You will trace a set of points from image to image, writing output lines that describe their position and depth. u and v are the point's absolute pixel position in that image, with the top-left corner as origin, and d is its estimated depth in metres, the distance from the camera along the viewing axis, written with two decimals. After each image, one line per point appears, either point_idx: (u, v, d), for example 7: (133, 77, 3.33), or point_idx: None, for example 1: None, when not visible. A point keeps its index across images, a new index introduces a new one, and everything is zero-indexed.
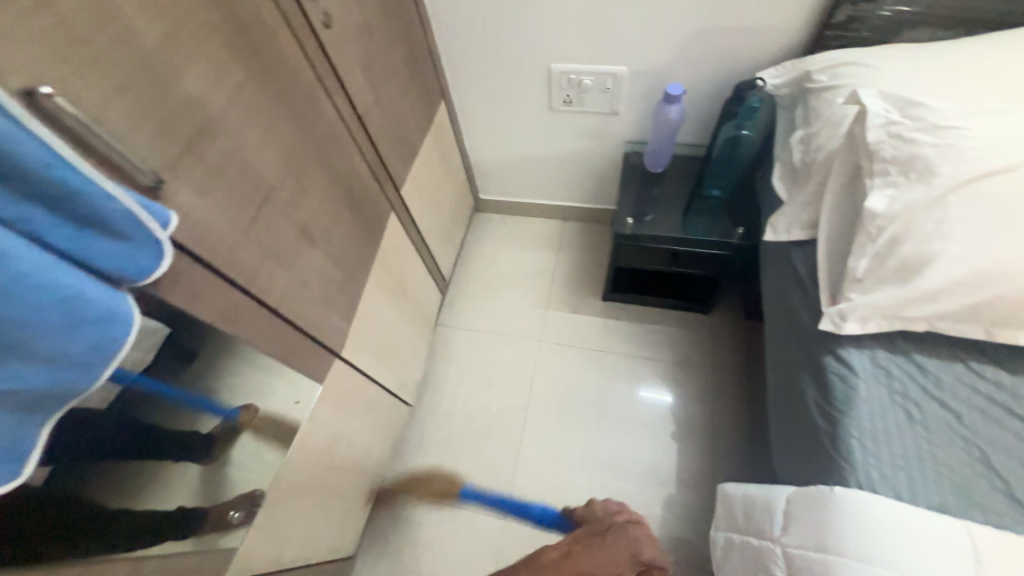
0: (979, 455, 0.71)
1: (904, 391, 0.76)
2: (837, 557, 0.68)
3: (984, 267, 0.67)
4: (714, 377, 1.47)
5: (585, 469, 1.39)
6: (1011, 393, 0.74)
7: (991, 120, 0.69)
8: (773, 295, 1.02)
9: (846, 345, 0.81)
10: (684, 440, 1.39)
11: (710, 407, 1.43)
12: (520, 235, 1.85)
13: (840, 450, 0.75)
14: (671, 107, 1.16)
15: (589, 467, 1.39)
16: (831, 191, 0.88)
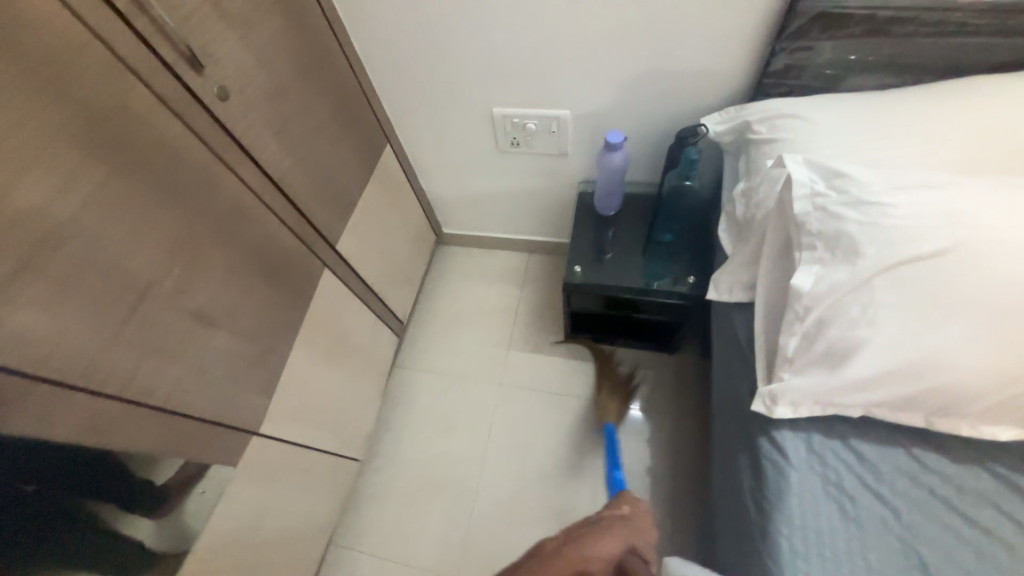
0: (917, 562, 0.64)
1: (839, 483, 0.70)
2: None
3: (912, 359, 0.61)
4: (678, 424, 1.40)
5: (541, 524, 1.34)
6: (955, 486, 0.67)
7: (920, 196, 0.63)
8: (719, 360, 0.95)
9: (781, 428, 0.75)
10: (646, 493, 1.32)
11: (674, 458, 1.36)
12: (485, 270, 1.79)
13: (768, 548, 0.70)
14: (613, 155, 1.12)
15: (545, 522, 1.34)
16: (767, 258, 0.82)
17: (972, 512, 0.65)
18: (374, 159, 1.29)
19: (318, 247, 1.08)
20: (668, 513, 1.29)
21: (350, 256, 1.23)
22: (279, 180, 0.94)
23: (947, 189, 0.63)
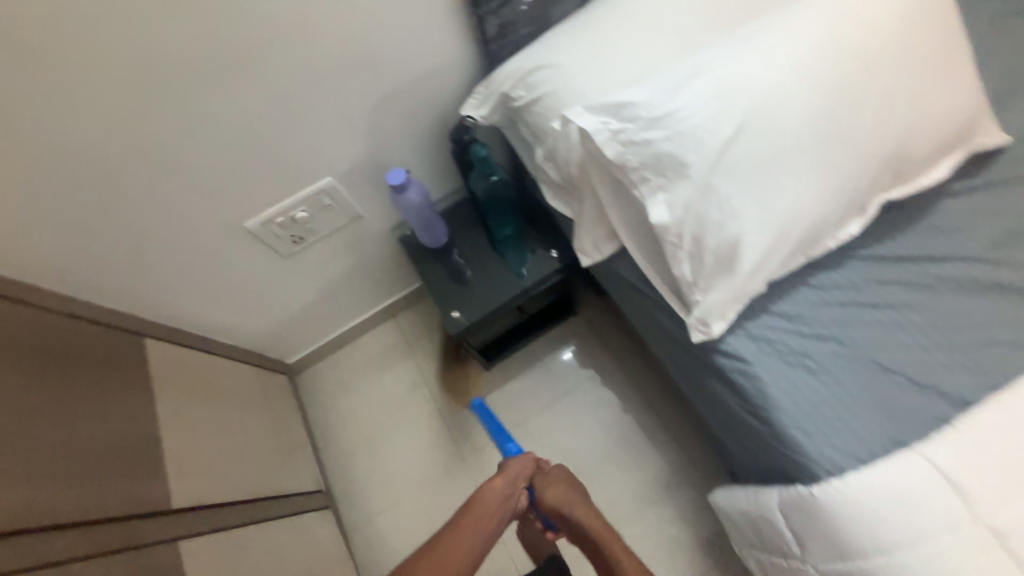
0: (874, 365, 0.71)
1: (791, 348, 0.73)
2: (863, 561, 0.63)
3: (777, 223, 0.65)
4: (630, 365, 1.39)
5: None
6: (851, 287, 0.75)
7: (693, 88, 0.64)
8: (632, 310, 0.93)
9: (723, 338, 0.75)
10: (646, 445, 1.30)
11: (647, 394, 1.35)
12: (363, 366, 1.53)
13: (789, 445, 0.70)
14: (406, 194, 0.99)
15: None
16: (610, 206, 0.79)
17: (871, 297, 0.75)
18: (144, 370, 0.94)
19: (145, 537, 0.74)
20: (678, 444, 1.28)
21: (199, 497, 0.89)
22: (8, 527, 0.58)
23: (709, 70, 0.64)
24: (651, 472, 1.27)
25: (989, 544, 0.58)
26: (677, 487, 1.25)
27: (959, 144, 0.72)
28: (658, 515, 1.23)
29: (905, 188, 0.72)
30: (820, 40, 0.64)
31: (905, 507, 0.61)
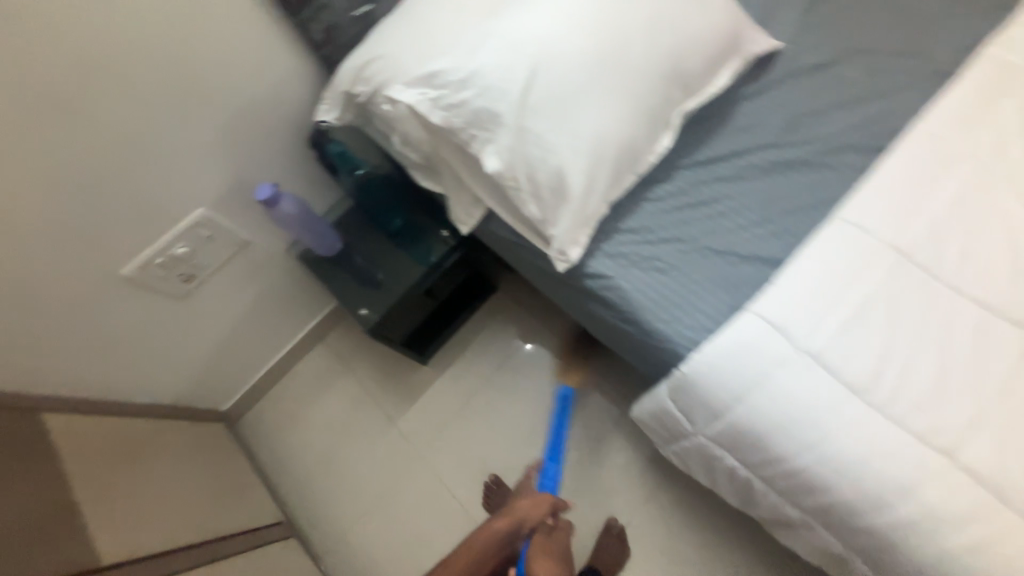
0: (709, 251, 0.82)
1: (641, 256, 0.83)
2: (729, 413, 0.73)
3: (590, 147, 0.74)
4: (557, 324, 1.43)
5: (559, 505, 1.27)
6: (679, 193, 0.87)
7: (484, 48, 0.73)
8: (517, 262, 0.98)
9: (585, 263, 0.84)
10: (588, 392, 1.35)
11: (580, 346, 1.37)
12: (302, 396, 1.50)
13: (656, 337, 0.80)
14: (280, 207, 1.02)
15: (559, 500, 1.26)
16: (464, 172, 0.86)
17: (696, 197, 0.86)
18: (47, 438, 0.91)
19: None
20: (615, 385, 1.33)
21: (130, 551, 0.88)
22: None
23: (499, 31, 0.73)
24: (596, 417, 1.32)
25: (807, 365, 0.70)
26: (623, 422, 1.31)
27: (733, 51, 0.85)
28: (611, 455, 1.27)
29: (698, 97, 0.84)
30: None
31: (744, 356, 0.72)
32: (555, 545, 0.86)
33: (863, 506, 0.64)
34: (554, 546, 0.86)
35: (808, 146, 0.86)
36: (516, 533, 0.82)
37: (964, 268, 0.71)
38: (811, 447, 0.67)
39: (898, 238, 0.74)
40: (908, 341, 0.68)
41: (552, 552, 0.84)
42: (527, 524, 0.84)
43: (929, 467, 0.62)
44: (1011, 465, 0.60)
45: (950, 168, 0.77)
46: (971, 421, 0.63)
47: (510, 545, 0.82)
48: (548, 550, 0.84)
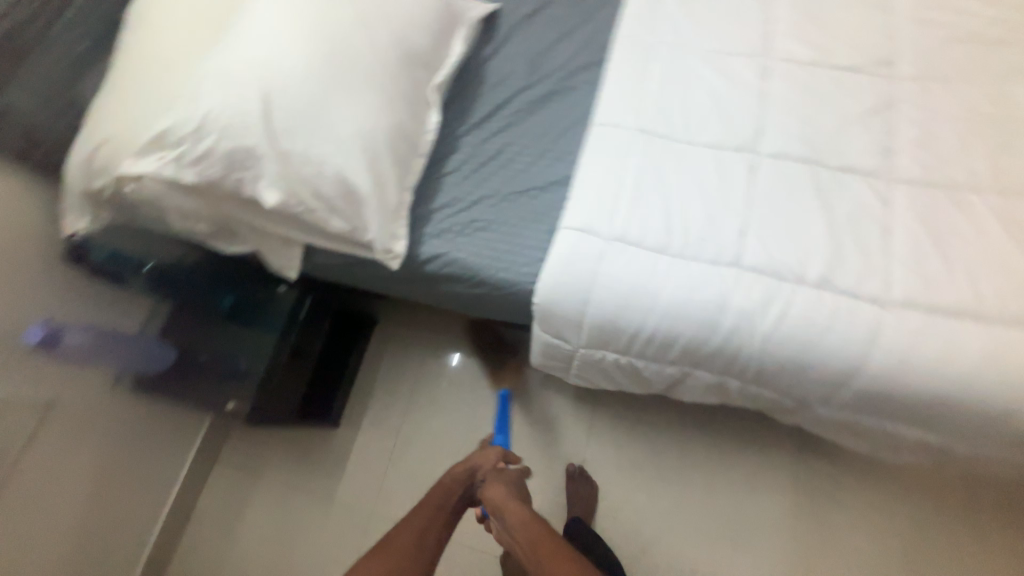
0: (513, 194, 0.90)
1: (460, 223, 0.88)
2: (586, 316, 0.81)
3: (360, 145, 0.76)
4: (445, 323, 1.44)
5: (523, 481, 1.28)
6: (468, 158, 0.93)
7: (204, 92, 0.70)
8: (365, 283, 0.98)
9: (415, 251, 0.87)
10: (501, 369, 1.37)
11: (474, 332, 1.42)
12: (214, 537, 1.27)
13: (504, 285, 0.86)
14: (64, 343, 0.89)
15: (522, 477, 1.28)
16: (254, 218, 0.82)
17: (484, 155, 0.93)
18: None
19: None
20: (519, 350, 1.38)
21: None
22: None
23: (214, 71, 0.72)
24: (517, 387, 1.36)
25: (622, 249, 0.79)
26: (542, 378, 1.37)
27: (454, 23, 0.94)
28: (544, 411, 1.33)
29: (442, 70, 0.91)
30: (283, 7, 0.76)
31: (574, 265, 0.80)
32: (514, 480, 0.88)
33: (706, 335, 0.76)
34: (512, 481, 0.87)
35: (551, 78, 0.99)
36: (466, 476, 0.86)
37: (694, 121, 0.86)
38: (652, 311, 0.77)
39: (641, 121, 0.87)
40: (680, 193, 0.80)
41: (507, 484, 0.85)
42: (481, 467, 0.89)
43: (730, 282, 0.75)
44: (778, 251, 0.75)
45: (654, 52, 0.93)
46: (743, 233, 0.77)
47: (466, 490, 0.86)
48: (502, 480, 0.85)
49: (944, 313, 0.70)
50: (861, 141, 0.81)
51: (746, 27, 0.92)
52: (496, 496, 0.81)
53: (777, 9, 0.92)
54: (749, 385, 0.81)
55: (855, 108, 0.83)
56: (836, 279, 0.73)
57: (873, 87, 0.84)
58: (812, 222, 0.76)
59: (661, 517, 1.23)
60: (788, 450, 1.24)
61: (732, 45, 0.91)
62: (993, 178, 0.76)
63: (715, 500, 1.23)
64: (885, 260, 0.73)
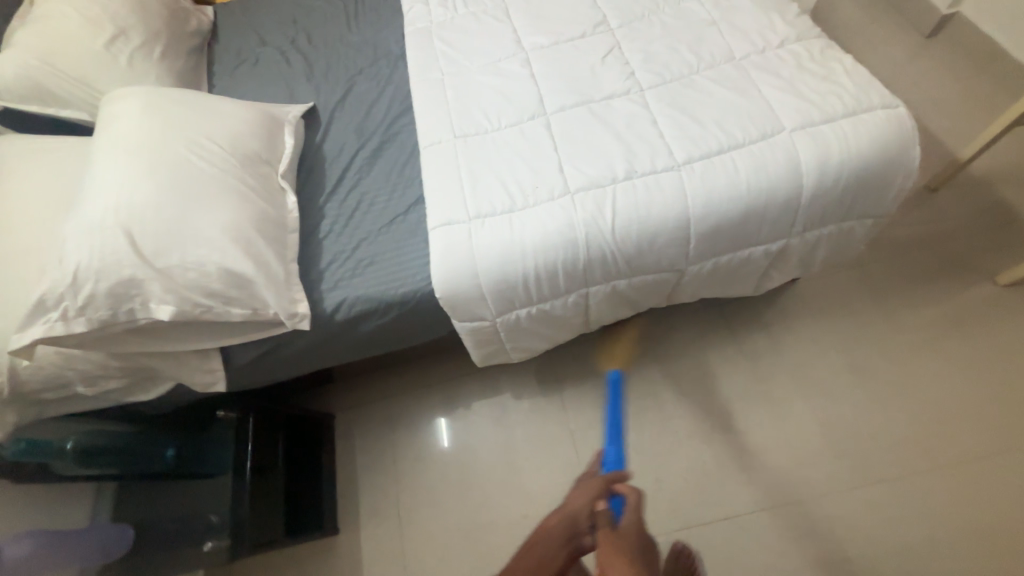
0: (384, 226, 1.03)
1: (351, 268, 1.00)
2: (482, 288, 0.93)
3: (229, 238, 0.86)
4: (396, 381, 1.49)
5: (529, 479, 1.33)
6: (336, 218, 1.07)
7: (71, 253, 0.79)
8: (295, 364, 1.03)
9: (322, 309, 0.96)
10: (464, 394, 1.45)
11: (426, 375, 1.49)
12: None
13: (409, 298, 0.96)
14: (5, 562, 0.81)
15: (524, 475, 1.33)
16: (162, 344, 0.87)
17: (348, 211, 1.07)
18: None
19: None
20: (472, 370, 1.47)
21: None
22: None
23: (74, 233, 0.81)
24: (484, 401, 1.43)
25: (481, 222, 0.94)
26: (503, 383, 1.45)
27: (279, 124, 1.11)
28: (517, 408, 1.41)
29: (283, 161, 1.06)
30: (118, 162, 0.88)
31: (451, 251, 0.93)
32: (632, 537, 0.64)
33: (574, 253, 0.91)
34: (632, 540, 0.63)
35: (377, 134, 1.17)
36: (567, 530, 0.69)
37: (493, 113, 1.06)
38: (527, 256, 0.91)
39: (454, 131, 1.07)
40: (506, 165, 0.99)
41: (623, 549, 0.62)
42: (581, 516, 0.70)
43: (569, 206, 0.91)
44: (592, 170, 0.93)
45: (443, 83, 1.16)
46: (561, 170, 0.95)
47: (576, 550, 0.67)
48: (615, 552, 0.62)
49: (718, 154, 0.90)
50: (611, 75, 1.05)
51: (500, 40, 1.18)
52: (612, 573, 0.60)
53: (515, 20, 1.21)
54: (631, 276, 0.98)
55: (595, 57, 1.08)
56: (638, 168, 0.91)
57: (600, 41, 1.11)
58: (604, 140, 0.96)
59: (655, 442, 1.32)
60: (720, 331, 1.41)
61: (496, 54, 1.16)
62: (703, 59, 1.01)
63: (689, 402, 1.35)
64: (664, 139, 0.93)
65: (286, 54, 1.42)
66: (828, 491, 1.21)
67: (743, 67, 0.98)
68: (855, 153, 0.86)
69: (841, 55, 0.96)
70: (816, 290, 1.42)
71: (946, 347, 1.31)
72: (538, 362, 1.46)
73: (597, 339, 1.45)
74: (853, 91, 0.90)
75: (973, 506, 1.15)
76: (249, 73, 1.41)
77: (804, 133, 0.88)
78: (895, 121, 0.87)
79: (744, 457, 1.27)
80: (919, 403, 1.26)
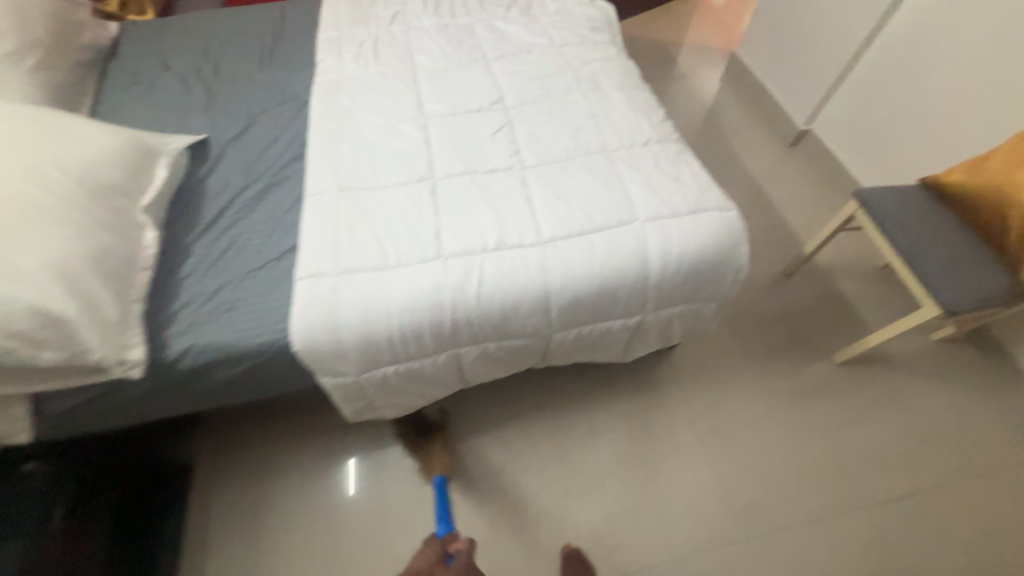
0: (251, 271, 0.99)
1: (205, 312, 0.94)
2: (343, 343, 0.92)
3: (51, 272, 0.78)
4: (269, 429, 1.37)
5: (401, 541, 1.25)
6: (202, 257, 1.02)
7: None
8: (126, 412, 0.94)
9: (163, 355, 0.89)
10: (342, 447, 1.36)
11: (303, 424, 1.38)
12: None
13: (264, 349, 0.92)
14: None
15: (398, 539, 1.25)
16: None
17: (217, 250, 1.03)
18: None
19: None
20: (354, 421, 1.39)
21: None
22: None
23: None
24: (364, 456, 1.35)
25: (350, 277, 0.94)
26: (386, 436, 1.39)
27: (152, 156, 1.07)
28: (399, 464, 1.35)
29: (149, 194, 1.02)
30: None
31: (314, 306, 0.91)
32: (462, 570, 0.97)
33: (439, 316, 0.93)
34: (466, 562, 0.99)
35: (266, 175, 1.16)
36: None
37: (383, 172, 1.10)
38: (391, 315, 0.91)
39: (342, 183, 1.08)
40: (385, 223, 1.01)
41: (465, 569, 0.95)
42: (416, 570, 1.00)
43: (439, 269, 0.94)
44: (465, 237, 0.98)
45: (341, 136, 1.18)
46: (437, 234, 0.99)
47: None
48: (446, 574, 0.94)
49: (579, 235, 0.98)
50: (498, 150, 1.13)
51: (403, 103, 1.24)
52: None
53: (421, 87, 1.28)
54: (499, 340, 1.01)
55: (487, 132, 1.17)
56: (507, 240, 0.97)
57: (494, 118, 1.20)
58: (481, 210, 1.02)
59: (532, 503, 1.31)
60: (603, 392, 1.47)
61: (397, 116, 1.22)
62: (579, 147, 1.13)
63: (568, 462, 1.37)
64: (534, 216, 1.01)
65: (188, 82, 1.39)
66: (688, 555, 1.24)
67: (611, 158, 1.10)
68: (692, 246, 0.98)
69: (690, 160, 1.11)
70: (690, 357, 1.54)
71: (795, 415, 1.44)
72: (426, 415, 1.42)
73: (486, 395, 1.46)
74: (694, 192, 1.04)
75: (812, 570, 1.22)
76: (143, 95, 1.35)
77: (652, 224, 0.99)
78: (726, 221, 1.01)
79: (614, 520, 1.29)
80: (770, 467, 1.36)
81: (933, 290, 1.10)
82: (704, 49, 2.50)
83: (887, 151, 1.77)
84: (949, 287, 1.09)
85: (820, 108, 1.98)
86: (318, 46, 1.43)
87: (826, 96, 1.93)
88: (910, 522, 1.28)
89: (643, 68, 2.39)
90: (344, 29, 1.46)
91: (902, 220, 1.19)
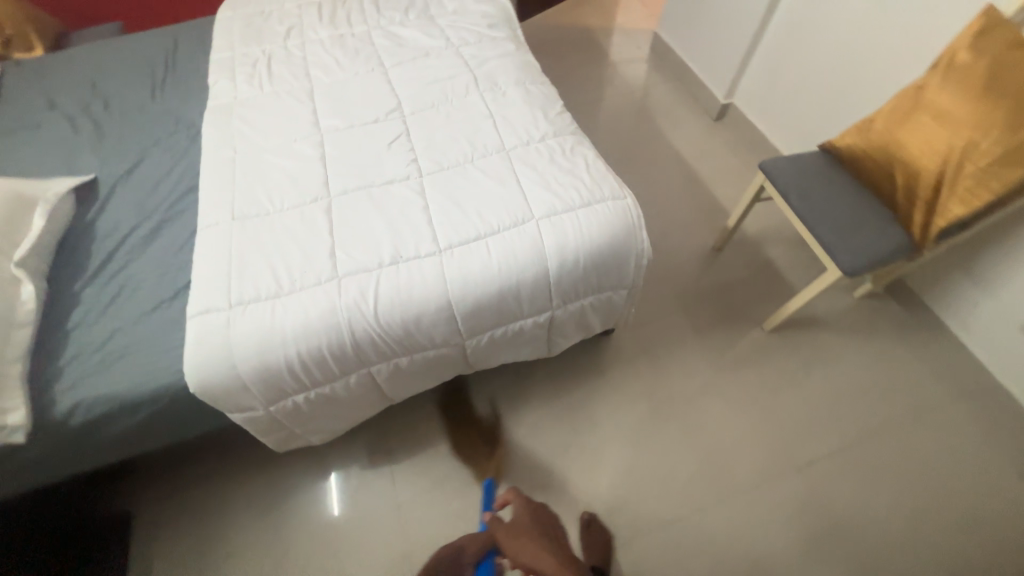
0: (142, 314, 0.96)
1: (93, 362, 0.91)
2: (241, 378, 0.89)
3: None
4: (210, 468, 1.33)
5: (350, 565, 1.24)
6: (90, 305, 0.98)
7: None
8: (26, 474, 0.92)
9: (50, 413, 0.86)
10: (284, 476, 1.34)
11: (241, 459, 1.35)
12: None
13: (159, 394, 0.89)
14: None
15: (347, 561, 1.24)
16: None
17: (106, 295, 0.99)
18: None
19: None
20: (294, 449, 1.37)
21: None
22: None
23: None
24: (307, 483, 1.33)
25: (242, 310, 0.91)
26: (329, 459, 1.37)
27: (28, 205, 1.02)
28: (343, 487, 1.33)
29: (23, 245, 0.97)
30: None
31: (205, 343, 0.89)
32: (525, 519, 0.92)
33: (339, 338, 0.92)
34: (525, 518, 0.92)
35: (159, 212, 1.11)
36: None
37: (276, 195, 1.06)
38: (288, 343, 0.90)
39: (234, 212, 1.05)
40: (278, 248, 0.98)
41: (524, 527, 0.89)
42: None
43: (334, 291, 0.93)
44: (361, 255, 0.96)
45: (233, 163, 1.14)
46: (331, 254, 0.97)
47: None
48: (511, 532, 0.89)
49: (476, 240, 0.98)
50: (395, 161, 1.11)
51: (298, 121, 1.21)
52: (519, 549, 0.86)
53: (317, 103, 1.24)
54: (410, 354, 1.00)
55: (383, 143, 1.14)
56: (404, 252, 0.96)
57: (391, 128, 1.18)
58: (376, 225, 1.00)
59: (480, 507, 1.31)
60: (545, 387, 1.47)
61: (292, 134, 1.18)
62: (476, 150, 1.11)
63: (515, 460, 1.37)
64: (430, 226, 1.00)
65: (75, 121, 1.32)
66: (635, 535, 1.27)
67: (509, 158, 1.10)
68: (589, 239, 0.99)
69: (587, 152, 1.12)
70: (629, 341, 1.56)
71: (731, 387, 1.47)
72: (369, 433, 1.40)
73: (428, 404, 1.45)
74: (588, 184, 1.04)
75: (752, 532, 1.27)
76: (23, 140, 1.28)
77: (548, 222, 0.99)
78: (622, 210, 1.02)
79: (562, 511, 1.30)
80: (709, 440, 1.40)
81: (833, 252, 1.14)
82: (626, 32, 2.51)
83: (801, 121, 1.81)
84: (849, 249, 1.13)
85: (737, 81, 2.01)
86: (211, 70, 1.37)
87: (741, 68, 1.96)
88: (843, 475, 1.34)
89: (568, 57, 2.38)
90: (238, 48, 1.41)
91: (803, 187, 1.22)
